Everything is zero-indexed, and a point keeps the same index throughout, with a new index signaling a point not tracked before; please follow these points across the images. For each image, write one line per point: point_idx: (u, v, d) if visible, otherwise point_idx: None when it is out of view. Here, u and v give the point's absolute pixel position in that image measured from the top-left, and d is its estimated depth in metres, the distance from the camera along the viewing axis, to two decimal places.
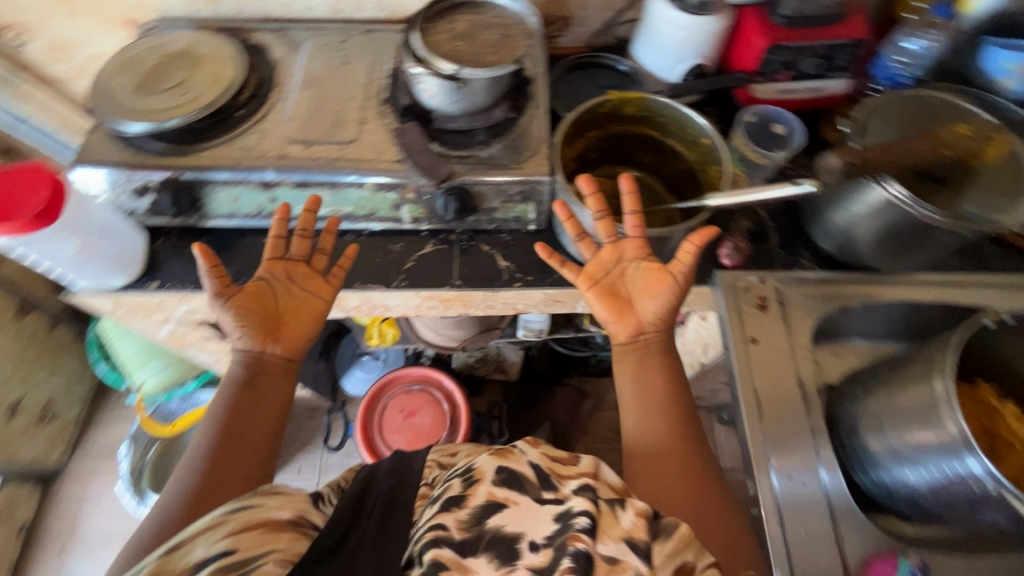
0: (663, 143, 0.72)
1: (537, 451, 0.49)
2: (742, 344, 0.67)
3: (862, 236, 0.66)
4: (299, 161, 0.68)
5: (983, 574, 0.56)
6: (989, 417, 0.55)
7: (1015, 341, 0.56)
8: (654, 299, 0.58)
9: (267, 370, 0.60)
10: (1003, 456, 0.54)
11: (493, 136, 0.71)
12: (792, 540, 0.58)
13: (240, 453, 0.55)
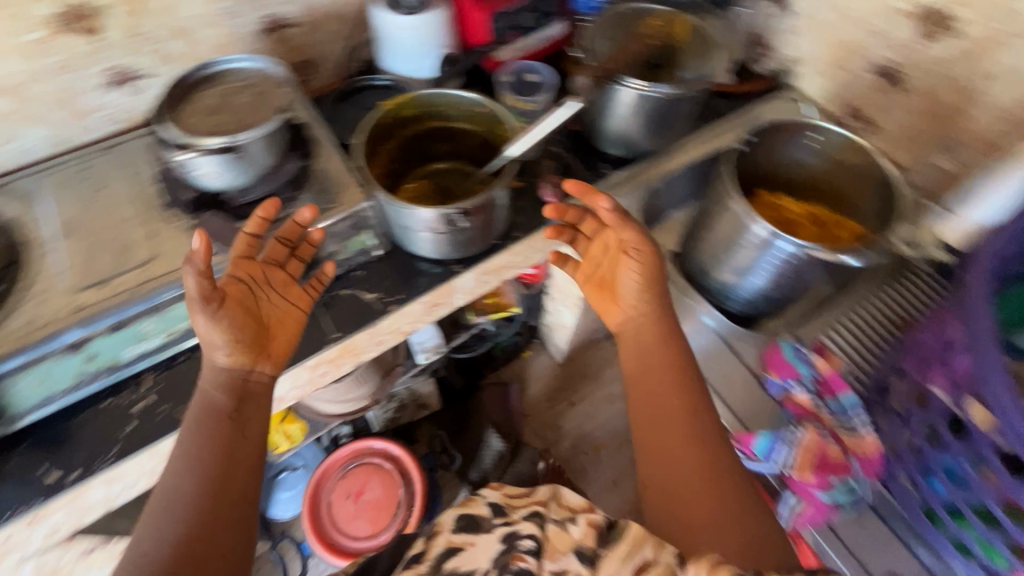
0: (452, 128, 0.78)
1: (497, 491, 0.54)
2: None
3: (634, 130, 0.79)
4: (99, 306, 0.60)
5: (836, 322, 0.70)
6: (777, 211, 0.71)
7: (765, 151, 0.70)
8: (632, 277, 0.63)
9: (253, 394, 0.58)
10: (797, 231, 0.70)
11: (297, 188, 0.70)
12: None
13: (227, 493, 0.53)
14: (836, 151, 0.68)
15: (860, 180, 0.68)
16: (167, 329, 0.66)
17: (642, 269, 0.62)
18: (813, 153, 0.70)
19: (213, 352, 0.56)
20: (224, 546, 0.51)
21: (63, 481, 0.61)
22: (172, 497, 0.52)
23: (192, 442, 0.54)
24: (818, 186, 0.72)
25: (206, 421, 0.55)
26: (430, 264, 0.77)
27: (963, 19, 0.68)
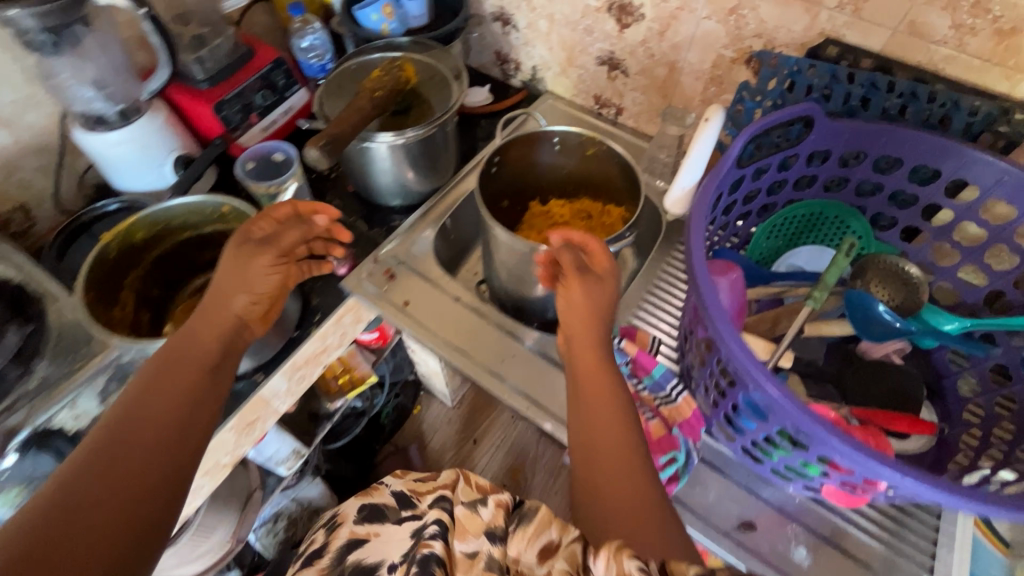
0: (204, 234, 0.71)
1: (398, 482, 0.73)
2: (402, 313, 0.72)
3: (403, 178, 0.79)
4: None
5: (639, 298, 0.74)
6: (548, 218, 0.77)
7: (515, 164, 0.74)
8: (568, 306, 0.60)
9: (234, 349, 0.57)
10: (571, 231, 0.74)
11: (29, 359, 0.61)
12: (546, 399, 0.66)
13: (178, 443, 0.47)
14: (574, 149, 0.73)
15: (605, 172, 0.74)
16: None
17: (588, 301, 0.58)
18: (560, 154, 0.74)
19: (238, 294, 0.56)
20: (170, 497, 0.45)
21: None
22: (129, 423, 0.47)
23: (163, 375, 0.51)
24: (579, 182, 0.77)
25: (188, 359, 0.52)
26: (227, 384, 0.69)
27: (641, 4, 0.75)
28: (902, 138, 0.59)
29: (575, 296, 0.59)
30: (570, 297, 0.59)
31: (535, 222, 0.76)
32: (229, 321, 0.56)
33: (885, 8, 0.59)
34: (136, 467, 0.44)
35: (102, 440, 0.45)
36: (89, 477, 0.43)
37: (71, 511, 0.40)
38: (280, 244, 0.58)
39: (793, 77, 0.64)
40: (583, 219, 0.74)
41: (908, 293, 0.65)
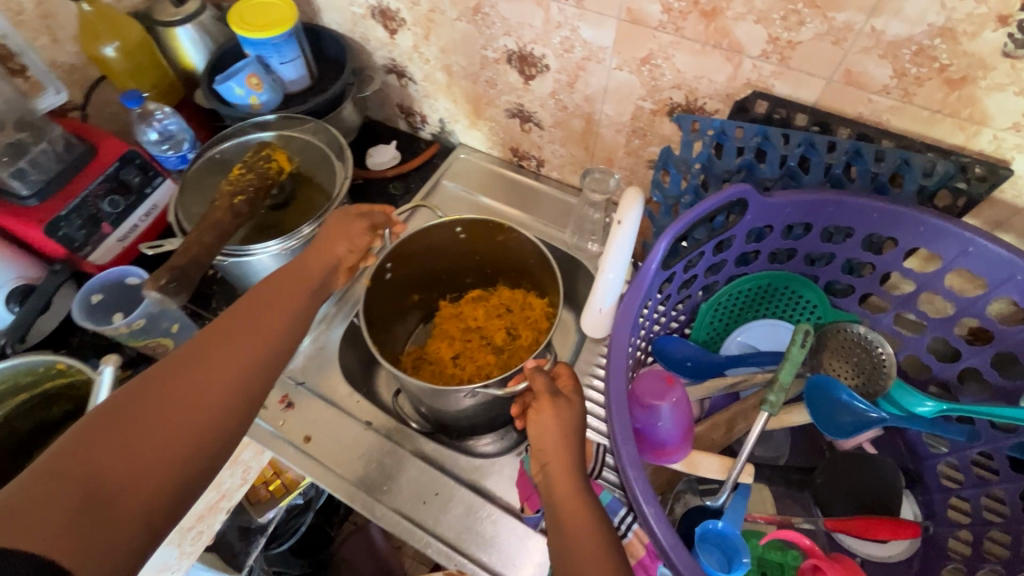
0: (47, 391, 0.59)
1: None
2: (301, 453, 0.61)
3: None
4: None
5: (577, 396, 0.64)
6: (461, 318, 0.67)
7: (417, 261, 0.64)
8: (540, 435, 0.47)
9: (324, 293, 0.54)
10: (490, 335, 0.66)
11: None
12: (472, 547, 0.56)
13: (274, 355, 0.46)
14: (482, 241, 0.64)
15: (522, 266, 0.66)
16: None
17: (569, 436, 0.47)
18: (466, 242, 0.65)
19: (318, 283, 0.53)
20: (225, 428, 0.42)
21: None
22: (226, 332, 0.45)
23: (266, 296, 0.49)
24: (498, 268, 0.69)
25: (291, 290, 0.50)
26: None
27: (543, 54, 0.65)
28: (850, 207, 0.51)
29: (550, 427, 0.47)
30: (546, 430, 0.47)
31: (450, 322, 0.68)
32: (329, 263, 0.54)
33: (814, 57, 0.50)
34: (209, 386, 0.42)
35: (191, 346, 0.44)
36: (159, 387, 0.41)
37: (138, 411, 0.39)
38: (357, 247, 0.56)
39: (719, 139, 0.55)
40: (503, 320, 0.66)
41: (871, 377, 0.56)
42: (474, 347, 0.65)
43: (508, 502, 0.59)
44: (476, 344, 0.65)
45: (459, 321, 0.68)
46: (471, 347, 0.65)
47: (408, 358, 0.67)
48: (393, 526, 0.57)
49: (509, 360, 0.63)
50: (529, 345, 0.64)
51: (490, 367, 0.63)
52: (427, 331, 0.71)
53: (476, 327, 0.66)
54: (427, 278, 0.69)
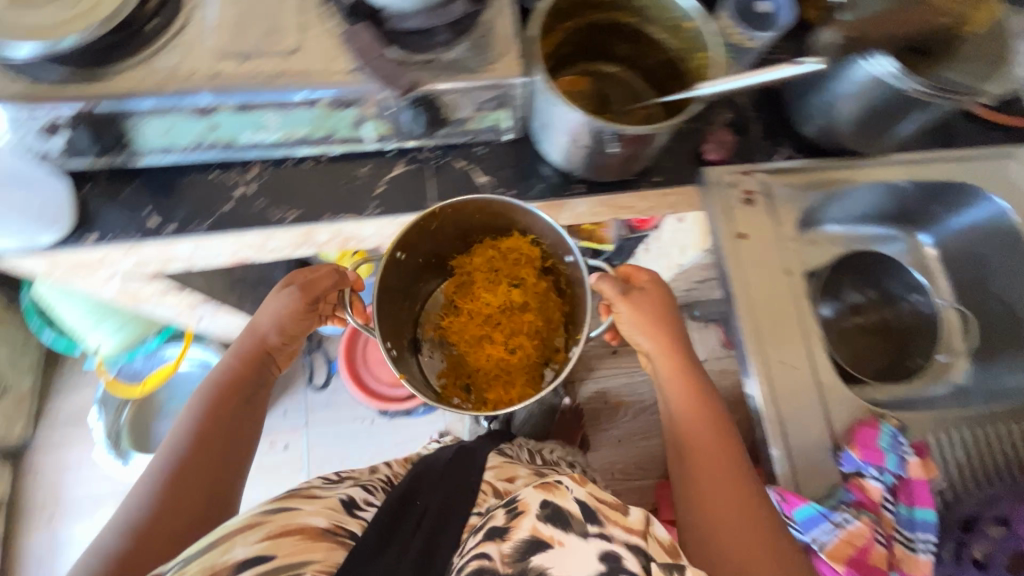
0: (642, 32, 0.66)
1: (582, 489, 0.47)
2: (730, 240, 0.67)
3: (836, 106, 0.64)
4: (236, 79, 0.59)
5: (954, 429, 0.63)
6: (458, 297, 0.81)
7: (393, 271, 0.70)
8: (628, 323, 0.66)
9: (262, 381, 0.68)
10: (497, 328, 0.79)
11: (456, 35, 0.64)
12: (784, 410, 0.60)
13: (225, 448, 0.61)
14: (423, 238, 0.71)
15: (475, 230, 0.76)
16: (286, 130, 0.64)
17: (680, 364, 0.65)
18: (420, 261, 0.76)
19: (268, 328, 0.68)
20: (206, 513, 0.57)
21: (159, 229, 0.65)
22: (179, 473, 0.57)
23: (217, 413, 0.62)
24: (436, 252, 0.77)
25: (247, 380, 0.66)
26: (545, 163, 0.71)
27: None
28: None
29: (664, 358, 0.65)
30: (643, 343, 0.66)
31: (468, 333, 0.80)
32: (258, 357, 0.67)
33: None
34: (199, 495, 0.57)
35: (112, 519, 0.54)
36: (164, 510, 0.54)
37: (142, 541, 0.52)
38: (317, 289, 0.68)
39: None
40: (499, 275, 0.79)
41: None
42: (500, 328, 0.79)
43: (834, 429, 0.60)
44: (500, 341, 0.78)
45: (465, 322, 0.80)
46: (498, 335, 0.79)
47: (452, 387, 0.82)
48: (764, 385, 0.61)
49: (535, 302, 0.78)
50: (538, 277, 0.78)
51: (533, 325, 0.79)
52: (432, 355, 0.85)
53: (485, 315, 0.79)
54: (406, 295, 0.78)
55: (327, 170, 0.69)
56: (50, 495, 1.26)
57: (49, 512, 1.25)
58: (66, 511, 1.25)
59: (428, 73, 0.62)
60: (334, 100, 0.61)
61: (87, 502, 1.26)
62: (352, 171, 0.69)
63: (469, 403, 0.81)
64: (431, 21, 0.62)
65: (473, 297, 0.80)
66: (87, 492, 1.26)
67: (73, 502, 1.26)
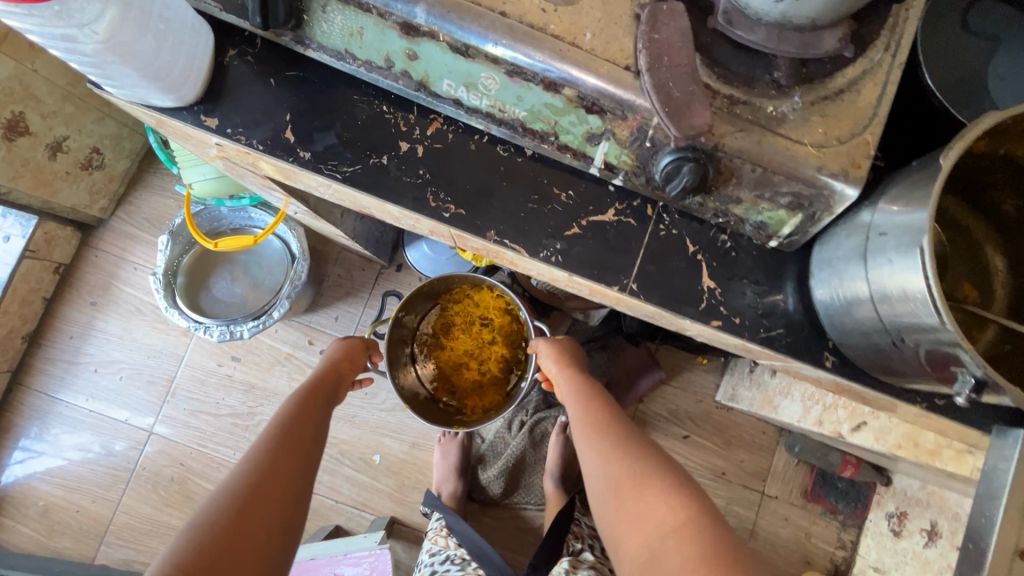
0: None
1: None
2: (1007, 560, 0.44)
3: None
4: (473, 8, 0.40)
5: None
6: (449, 326, 0.95)
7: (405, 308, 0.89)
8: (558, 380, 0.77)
9: (338, 391, 0.75)
10: (481, 350, 0.94)
11: (795, 79, 0.41)
12: None
13: (312, 434, 0.64)
14: (417, 296, 0.89)
15: (457, 281, 0.92)
16: (498, 101, 0.45)
17: (577, 389, 0.73)
18: (410, 304, 0.90)
19: (335, 350, 0.81)
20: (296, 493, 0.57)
21: (291, 147, 0.49)
22: (254, 489, 0.54)
23: (293, 431, 0.62)
24: (433, 291, 0.93)
25: (324, 396, 0.71)
26: (794, 299, 0.49)
27: None
28: None
29: (577, 411, 0.70)
30: (555, 378, 0.78)
31: (450, 360, 0.95)
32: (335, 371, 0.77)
33: None
34: (291, 474, 0.58)
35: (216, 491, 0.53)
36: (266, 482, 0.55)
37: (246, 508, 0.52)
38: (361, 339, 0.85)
39: None
40: (480, 317, 0.94)
41: None
42: (480, 356, 0.94)
43: None
44: (475, 365, 0.94)
45: (452, 350, 0.94)
46: (479, 360, 0.94)
47: (440, 392, 0.95)
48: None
49: (510, 335, 0.93)
50: (509, 316, 0.92)
51: (506, 356, 0.93)
52: (423, 365, 0.96)
53: (468, 344, 0.94)
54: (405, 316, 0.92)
55: (517, 173, 0.49)
56: (101, 280, 1.25)
57: (95, 296, 1.25)
58: (109, 304, 1.25)
59: (729, 119, 0.41)
60: (584, 97, 0.41)
61: (129, 306, 1.25)
62: (548, 188, 0.49)
63: (451, 406, 0.95)
64: (775, 47, 0.40)
65: (461, 332, 0.94)
66: (133, 296, 1.25)
67: (120, 298, 1.25)
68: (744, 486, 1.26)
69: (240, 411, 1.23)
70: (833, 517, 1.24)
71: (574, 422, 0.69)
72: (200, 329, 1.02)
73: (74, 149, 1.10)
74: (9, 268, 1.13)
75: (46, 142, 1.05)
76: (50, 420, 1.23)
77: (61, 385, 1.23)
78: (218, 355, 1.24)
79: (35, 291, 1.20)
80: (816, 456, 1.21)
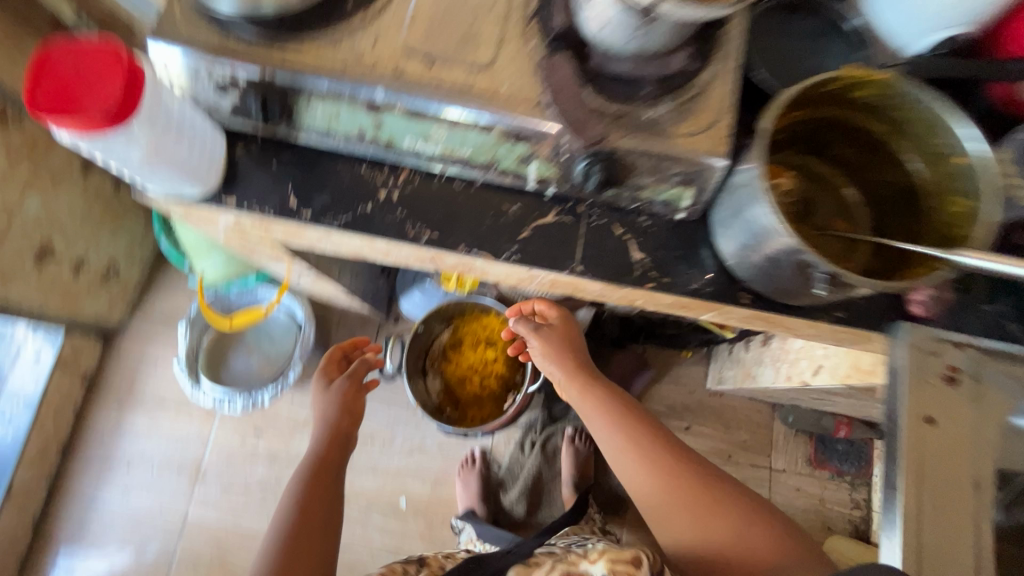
0: (885, 145, 0.56)
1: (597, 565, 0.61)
2: (917, 423, 0.54)
3: None
4: (419, 84, 0.54)
5: None
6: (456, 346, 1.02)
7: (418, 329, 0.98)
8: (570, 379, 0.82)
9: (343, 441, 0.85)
10: (484, 367, 1.00)
11: (664, 91, 0.56)
12: None
13: (324, 496, 0.76)
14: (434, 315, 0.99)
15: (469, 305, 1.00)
16: (448, 146, 0.59)
17: (595, 389, 0.80)
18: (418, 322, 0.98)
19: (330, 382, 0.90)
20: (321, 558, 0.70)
21: (295, 209, 0.62)
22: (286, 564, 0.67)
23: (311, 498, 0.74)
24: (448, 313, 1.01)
25: (333, 451, 0.82)
26: (711, 259, 0.62)
27: None
28: None
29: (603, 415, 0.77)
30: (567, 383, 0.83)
31: (454, 377, 1.01)
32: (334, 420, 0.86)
33: None
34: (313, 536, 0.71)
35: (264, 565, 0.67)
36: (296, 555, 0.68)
37: None
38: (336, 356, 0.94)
39: None
40: (486, 338, 1.01)
41: None
42: (483, 371, 1.01)
43: None
44: (477, 378, 1.01)
45: (458, 361, 1.01)
46: (483, 373, 1.01)
47: (443, 403, 1.01)
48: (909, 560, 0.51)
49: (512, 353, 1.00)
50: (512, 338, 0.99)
51: (506, 375, 1.00)
52: (433, 379, 1.02)
53: (473, 360, 1.01)
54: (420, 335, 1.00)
55: (474, 198, 0.63)
56: (125, 382, 1.35)
57: (121, 397, 1.35)
58: (135, 402, 1.34)
59: (619, 127, 0.55)
60: (509, 131, 0.55)
61: (154, 399, 1.35)
62: (500, 206, 0.63)
63: (453, 415, 1.01)
64: (639, 71, 0.55)
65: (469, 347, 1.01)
66: (157, 390, 1.35)
67: (145, 394, 1.35)
68: (751, 465, 1.32)
69: (269, 481, 1.29)
70: (841, 478, 1.30)
71: (604, 425, 0.76)
72: (225, 403, 1.13)
73: (93, 265, 1.23)
74: (42, 383, 1.22)
75: (70, 261, 1.18)
76: (90, 524, 1.28)
77: (97, 488, 1.30)
78: (241, 431, 1.32)
79: (65, 402, 1.29)
80: (810, 423, 1.30)
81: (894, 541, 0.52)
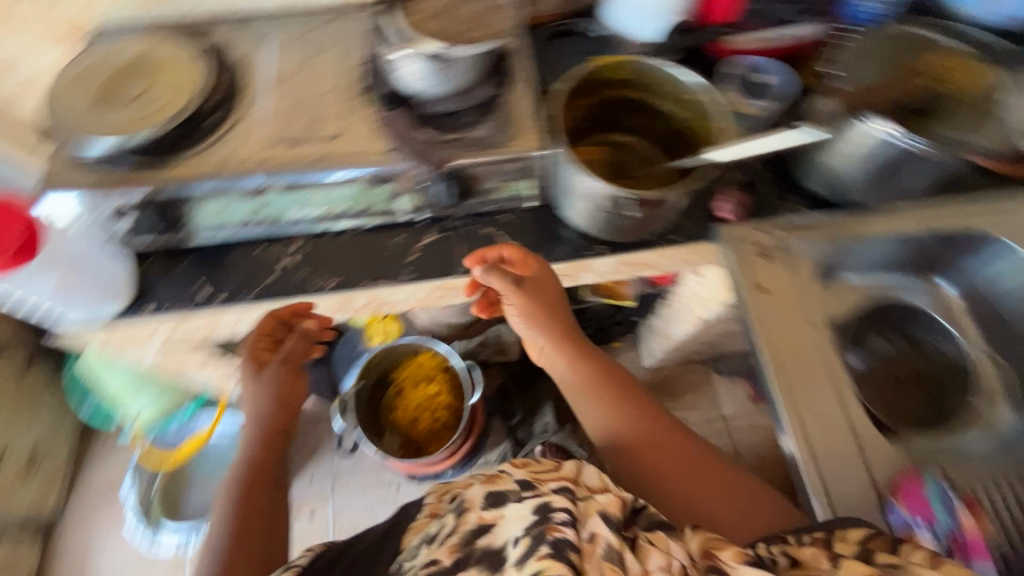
0: (653, 106, 0.73)
1: (521, 470, 0.54)
2: (751, 292, 0.68)
3: (843, 169, 0.69)
4: (287, 162, 0.66)
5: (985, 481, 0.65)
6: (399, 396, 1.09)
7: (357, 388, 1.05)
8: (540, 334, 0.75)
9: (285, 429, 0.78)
10: (427, 405, 1.08)
11: (483, 114, 0.69)
12: (819, 453, 0.61)
13: (261, 489, 0.72)
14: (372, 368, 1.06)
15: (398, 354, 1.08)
16: (328, 205, 0.70)
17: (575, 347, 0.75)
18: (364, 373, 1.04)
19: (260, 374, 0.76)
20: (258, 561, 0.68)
21: (210, 299, 0.71)
22: None
23: (245, 500, 0.70)
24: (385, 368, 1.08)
25: (273, 446, 0.76)
26: (568, 229, 0.75)
27: None
28: None
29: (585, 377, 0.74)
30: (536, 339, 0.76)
31: (405, 422, 1.08)
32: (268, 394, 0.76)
33: None
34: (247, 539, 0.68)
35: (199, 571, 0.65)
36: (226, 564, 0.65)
37: None
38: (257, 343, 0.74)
39: None
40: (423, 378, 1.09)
41: None
42: (428, 408, 1.08)
43: (874, 478, 0.62)
44: (426, 417, 1.08)
45: (404, 407, 1.08)
46: (429, 410, 1.08)
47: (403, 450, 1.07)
48: (799, 437, 0.61)
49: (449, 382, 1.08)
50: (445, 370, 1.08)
51: (451, 404, 1.08)
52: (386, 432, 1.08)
53: (417, 402, 1.08)
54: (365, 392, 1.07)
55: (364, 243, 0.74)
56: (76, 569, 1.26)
57: None
58: None
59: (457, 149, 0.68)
60: (371, 177, 0.67)
61: None
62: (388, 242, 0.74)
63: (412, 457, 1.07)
64: (462, 104, 0.68)
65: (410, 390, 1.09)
66: (113, 564, 1.26)
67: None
68: (707, 420, 1.43)
69: None
70: None
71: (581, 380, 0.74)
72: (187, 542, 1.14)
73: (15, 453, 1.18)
74: None
75: None
76: None
77: None
78: None
79: None
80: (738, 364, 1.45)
81: (787, 432, 0.62)
